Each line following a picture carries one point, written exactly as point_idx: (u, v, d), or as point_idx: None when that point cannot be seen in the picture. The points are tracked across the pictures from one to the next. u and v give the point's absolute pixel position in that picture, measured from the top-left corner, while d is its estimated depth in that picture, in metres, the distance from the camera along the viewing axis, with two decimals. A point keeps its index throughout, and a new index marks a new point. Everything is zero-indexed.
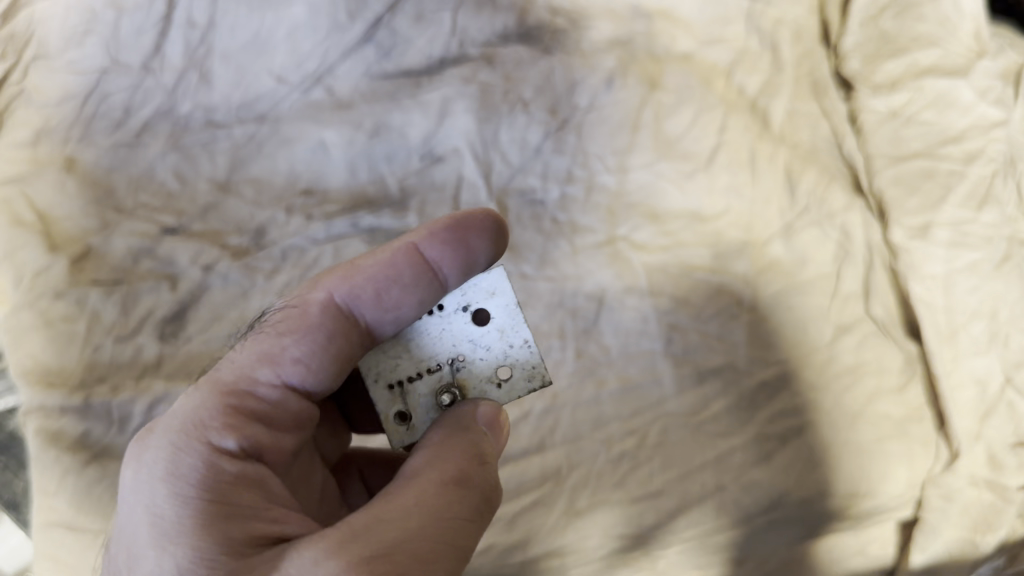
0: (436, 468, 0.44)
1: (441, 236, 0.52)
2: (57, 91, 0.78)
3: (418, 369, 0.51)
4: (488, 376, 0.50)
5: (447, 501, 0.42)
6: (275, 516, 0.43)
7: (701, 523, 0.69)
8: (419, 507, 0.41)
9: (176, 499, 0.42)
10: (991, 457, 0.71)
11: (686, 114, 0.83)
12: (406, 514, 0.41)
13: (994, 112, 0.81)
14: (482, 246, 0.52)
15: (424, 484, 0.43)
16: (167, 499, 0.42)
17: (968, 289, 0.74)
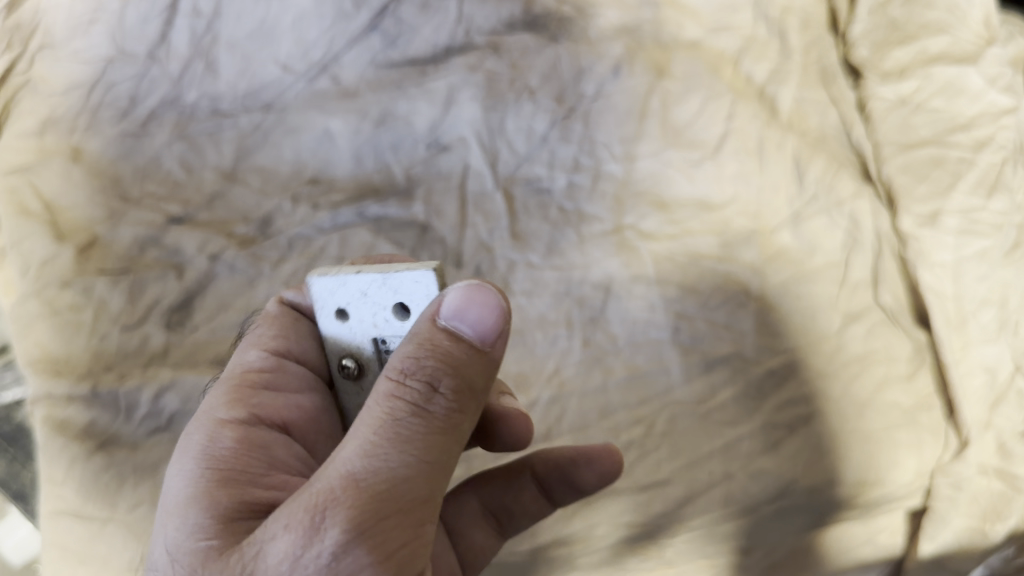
0: (399, 379, 0.41)
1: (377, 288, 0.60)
2: (63, 80, 0.80)
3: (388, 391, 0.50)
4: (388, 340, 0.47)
5: (405, 419, 0.40)
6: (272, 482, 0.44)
7: (708, 511, 0.68)
8: (377, 429, 0.40)
9: (185, 480, 0.43)
10: (1002, 446, 0.71)
11: (694, 102, 0.83)
12: (361, 439, 0.40)
13: (1005, 99, 0.80)
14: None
15: (380, 399, 0.41)
16: (177, 479, 0.44)
17: (977, 277, 0.74)
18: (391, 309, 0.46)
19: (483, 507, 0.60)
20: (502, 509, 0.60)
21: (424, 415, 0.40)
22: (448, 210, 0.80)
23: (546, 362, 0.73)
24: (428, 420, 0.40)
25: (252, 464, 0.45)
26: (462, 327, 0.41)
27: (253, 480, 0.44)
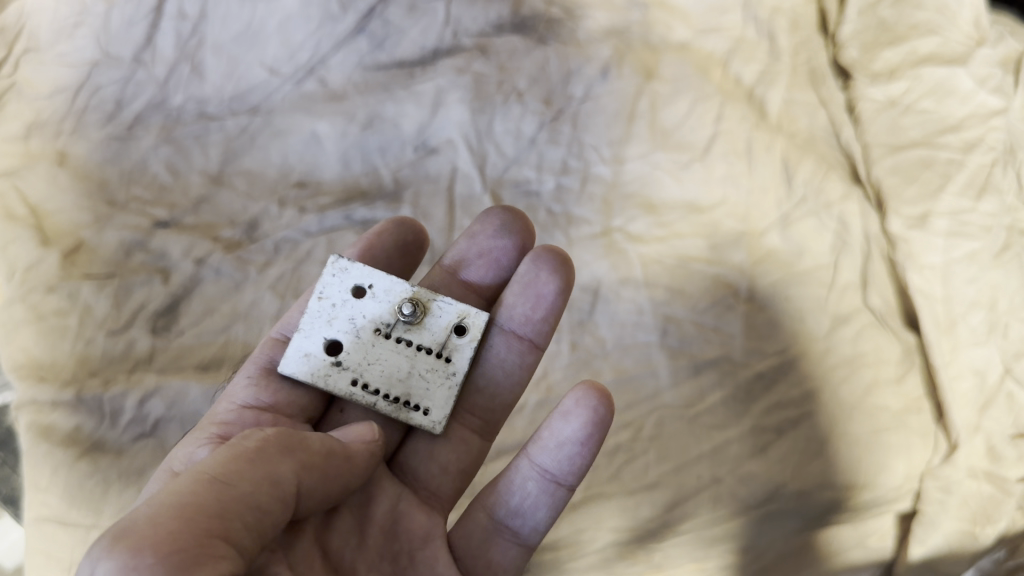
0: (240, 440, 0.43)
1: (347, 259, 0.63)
2: (47, 85, 0.79)
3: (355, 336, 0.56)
4: (404, 325, 0.56)
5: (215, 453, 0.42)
6: None
7: (699, 515, 0.67)
8: (237, 458, 0.41)
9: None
10: (991, 449, 0.70)
11: (683, 104, 0.83)
12: (226, 463, 0.40)
13: (995, 100, 0.80)
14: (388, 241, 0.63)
15: (262, 443, 0.42)
16: None
17: (967, 279, 0.73)
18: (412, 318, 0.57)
19: (491, 519, 0.55)
20: (511, 516, 0.55)
21: (258, 456, 0.41)
22: (436, 215, 0.79)
23: None
24: (237, 453, 0.41)
25: None
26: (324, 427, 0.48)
27: None
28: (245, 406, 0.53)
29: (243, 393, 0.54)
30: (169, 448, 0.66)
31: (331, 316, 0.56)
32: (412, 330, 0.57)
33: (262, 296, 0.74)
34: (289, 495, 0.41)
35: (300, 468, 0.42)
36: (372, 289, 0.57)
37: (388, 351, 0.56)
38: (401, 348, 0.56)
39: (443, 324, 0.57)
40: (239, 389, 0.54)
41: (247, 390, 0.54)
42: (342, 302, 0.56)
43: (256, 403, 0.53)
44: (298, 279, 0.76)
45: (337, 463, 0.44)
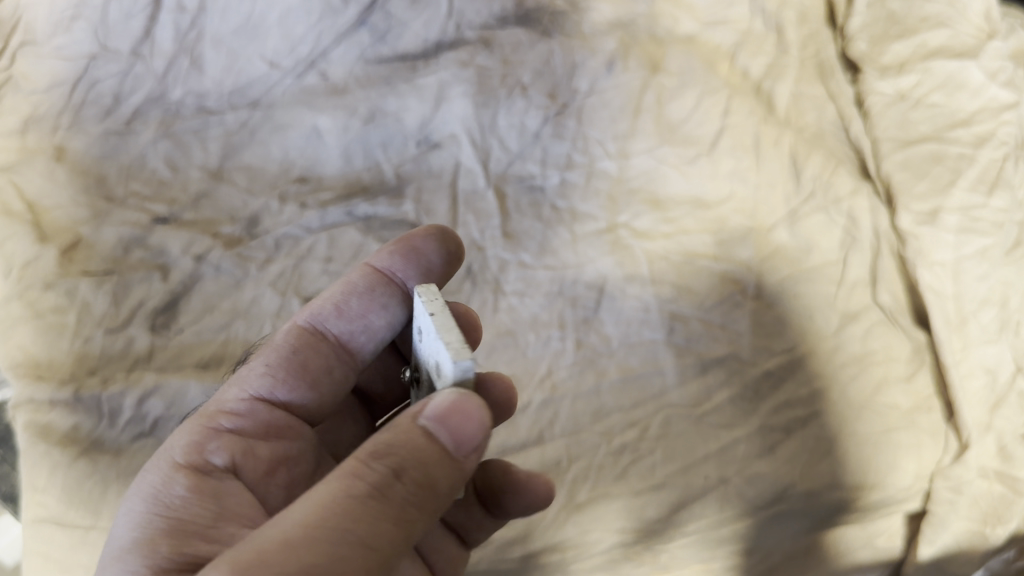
0: (363, 462, 0.38)
1: (389, 250, 0.58)
2: (45, 78, 0.80)
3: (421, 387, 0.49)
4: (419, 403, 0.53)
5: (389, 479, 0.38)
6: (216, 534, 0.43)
7: (705, 515, 0.67)
8: (325, 509, 0.36)
9: (130, 517, 0.45)
10: (1002, 449, 0.69)
11: (689, 97, 0.82)
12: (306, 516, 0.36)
13: (1006, 94, 0.77)
14: (433, 250, 0.59)
15: (340, 483, 0.37)
16: (127, 522, 0.44)
17: (978, 277, 0.72)
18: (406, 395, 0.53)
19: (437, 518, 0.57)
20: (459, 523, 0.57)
21: (330, 496, 0.36)
22: (439, 210, 0.78)
23: (538, 364, 0.71)
24: (385, 506, 0.37)
25: (202, 515, 0.44)
26: (442, 432, 0.39)
27: (198, 531, 0.43)
28: (256, 397, 0.52)
29: (257, 382, 0.53)
30: None
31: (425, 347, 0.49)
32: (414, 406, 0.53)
33: (262, 293, 0.73)
34: (406, 523, 0.38)
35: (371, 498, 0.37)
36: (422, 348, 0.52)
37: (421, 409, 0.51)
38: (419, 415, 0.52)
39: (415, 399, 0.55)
40: (253, 375, 0.53)
41: (262, 381, 0.53)
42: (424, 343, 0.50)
43: (269, 395, 0.52)
44: (299, 275, 0.74)
45: (436, 477, 0.39)
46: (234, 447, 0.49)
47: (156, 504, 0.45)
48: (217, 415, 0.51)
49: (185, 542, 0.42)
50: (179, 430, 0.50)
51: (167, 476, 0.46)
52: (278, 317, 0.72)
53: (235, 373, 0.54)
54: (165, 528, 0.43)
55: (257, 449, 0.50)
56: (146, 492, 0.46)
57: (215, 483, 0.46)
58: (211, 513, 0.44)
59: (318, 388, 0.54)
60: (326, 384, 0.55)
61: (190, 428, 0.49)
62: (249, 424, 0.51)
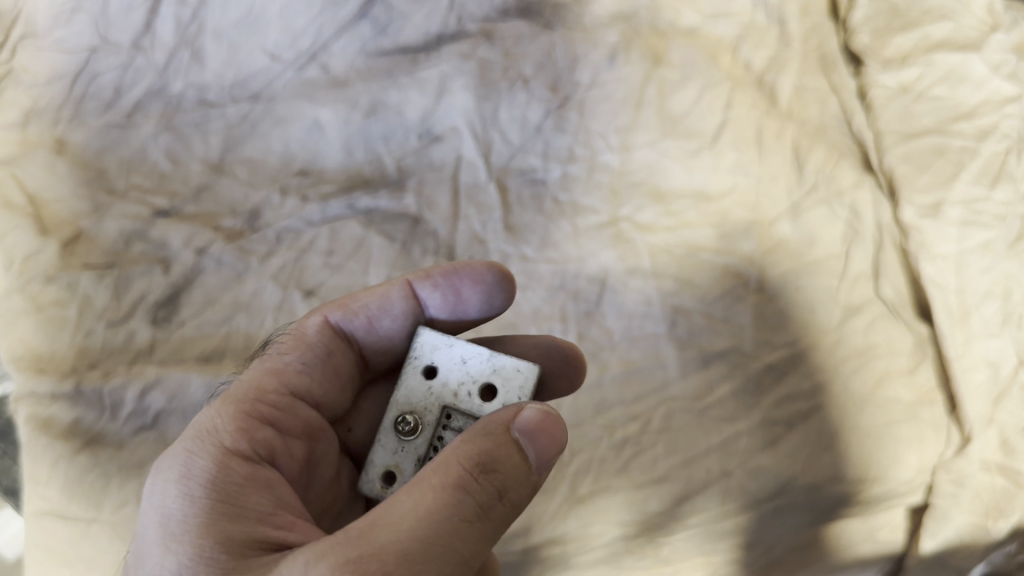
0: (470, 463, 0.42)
1: (435, 279, 0.58)
2: (45, 71, 0.79)
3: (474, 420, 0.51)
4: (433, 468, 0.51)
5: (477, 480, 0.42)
6: (278, 522, 0.44)
7: (707, 508, 0.66)
8: (425, 518, 0.40)
9: (185, 498, 0.44)
10: (1004, 442, 0.69)
11: (691, 90, 0.81)
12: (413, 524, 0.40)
13: (1009, 86, 0.78)
14: (477, 296, 0.59)
15: (440, 492, 0.41)
16: (178, 500, 0.44)
17: (980, 270, 0.72)
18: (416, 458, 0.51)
19: None
20: None
21: (436, 504, 0.41)
22: (441, 204, 0.78)
23: None
24: (482, 524, 0.42)
25: (260, 505, 0.45)
26: (530, 448, 0.44)
27: (260, 516, 0.44)
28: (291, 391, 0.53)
29: (293, 376, 0.53)
30: (169, 440, 0.65)
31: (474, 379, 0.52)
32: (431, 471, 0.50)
33: (264, 286, 0.73)
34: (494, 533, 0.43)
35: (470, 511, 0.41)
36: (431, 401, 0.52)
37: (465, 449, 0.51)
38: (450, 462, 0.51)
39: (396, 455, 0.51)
40: (290, 368, 0.54)
41: (297, 375, 0.54)
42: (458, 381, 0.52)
43: (303, 392, 0.54)
44: (301, 268, 0.74)
45: (521, 493, 0.44)
46: (279, 440, 0.49)
47: (209, 485, 0.45)
48: (258, 400, 0.51)
49: (250, 524, 0.43)
50: (219, 410, 0.49)
51: (219, 460, 0.46)
52: (280, 310, 0.72)
53: (264, 359, 0.54)
54: (229, 513, 0.44)
55: (295, 448, 0.51)
56: (199, 475, 0.45)
57: (264, 473, 0.47)
58: (268, 502, 0.45)
59: (340, 392, 0.56)
60: (346, 390, 0.57)
61: (232, 410, 0.49)
62: (287, 415, 0.51)
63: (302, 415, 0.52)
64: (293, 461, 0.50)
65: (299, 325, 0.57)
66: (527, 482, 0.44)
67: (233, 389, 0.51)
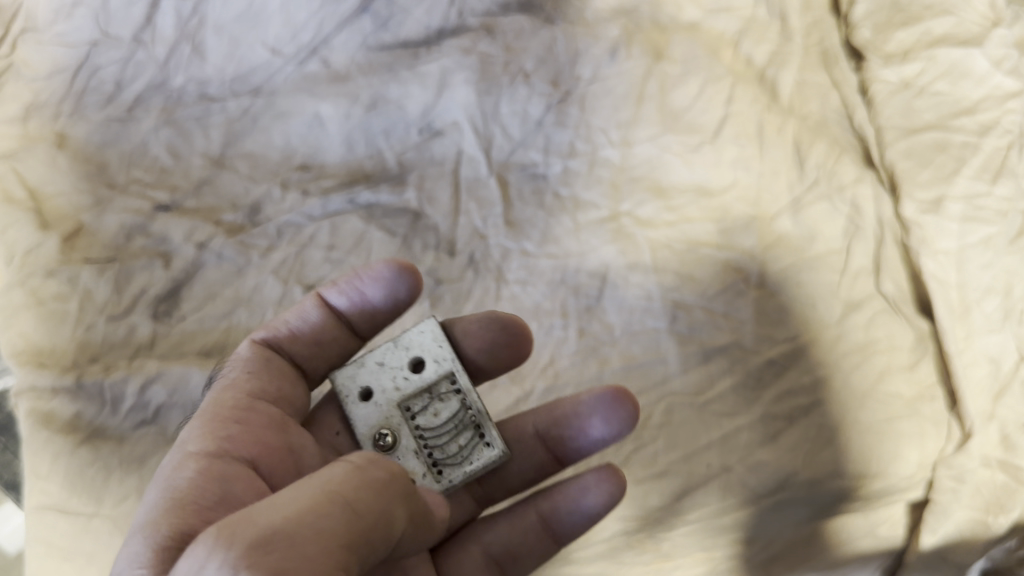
0: (362, 461, 0.41)
1: (338, 286, 0.58)
2: (46, 65, 0.80)
3: (421, 392, 0.57)
4: (424, 469, 0.55)
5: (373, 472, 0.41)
6: (240, 512, 0.44)
7: (707, 504, 0.67)
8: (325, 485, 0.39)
9: (150, 506, 0.44)
10: (1005, 438, 0.68)
11: (693, 85, 0.81)
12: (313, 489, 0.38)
13: (1011, 82, 0.76)
14: (379, 291, 0.58)
15: (339, 472, 0.40)
16: (147, 506, 0.44)
17: (982, 265, 0.72)
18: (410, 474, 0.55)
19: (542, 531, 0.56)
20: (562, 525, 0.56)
21: (339, 475, 0.40)
22: (442, 198, 0.78)
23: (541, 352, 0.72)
24: (383, 499, 0.40)
25: (215, 496, 0.44)
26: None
27: (217, 503, 0.43)
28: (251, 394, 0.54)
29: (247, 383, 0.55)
30: (170, 435, 0.65)
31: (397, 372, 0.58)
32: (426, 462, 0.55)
33: (265, 281, 0.73)
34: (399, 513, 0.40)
35: (376, 484, 0.40)
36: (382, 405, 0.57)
37: (430, 418, 0.57)
38: (425, 439, 0.56)
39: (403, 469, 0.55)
40: (239, 378, 0.55)
41: (249, 381, 0.55)
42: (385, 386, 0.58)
43: (262, 393, 0.55)
44: (302, 263, 0.74)
45: (416, 507, 0.42)
46: (246, 436, 0.50)
47: (172, 486, 0.45)
48: (222, 407, 0.51)
49: (208, 512, 0.43)
50: (191, 427, 0.50)
51: (180, 463, 0.46)
52: (281, 306, 0.72)
53: (217, 381, 0.56)
54: (181, 503, 0.43)
55: (269, 440, 0.51)
56: (165, 479, 0.45)
57: (230, 467, 0.47)
58: (218, 494, 0.44)
59: (293, 389, 0.58)
60: (297, 386, 0.58)
61: (206, 422, 0.50)
62: (253, 415, 0.52)
63: (267, 413, 0.53)
64: (269, 451, 0.50)
65: (230, 360, 0.58)
66: (417, 500, 0.43)
67: (201, 407, 0.52)
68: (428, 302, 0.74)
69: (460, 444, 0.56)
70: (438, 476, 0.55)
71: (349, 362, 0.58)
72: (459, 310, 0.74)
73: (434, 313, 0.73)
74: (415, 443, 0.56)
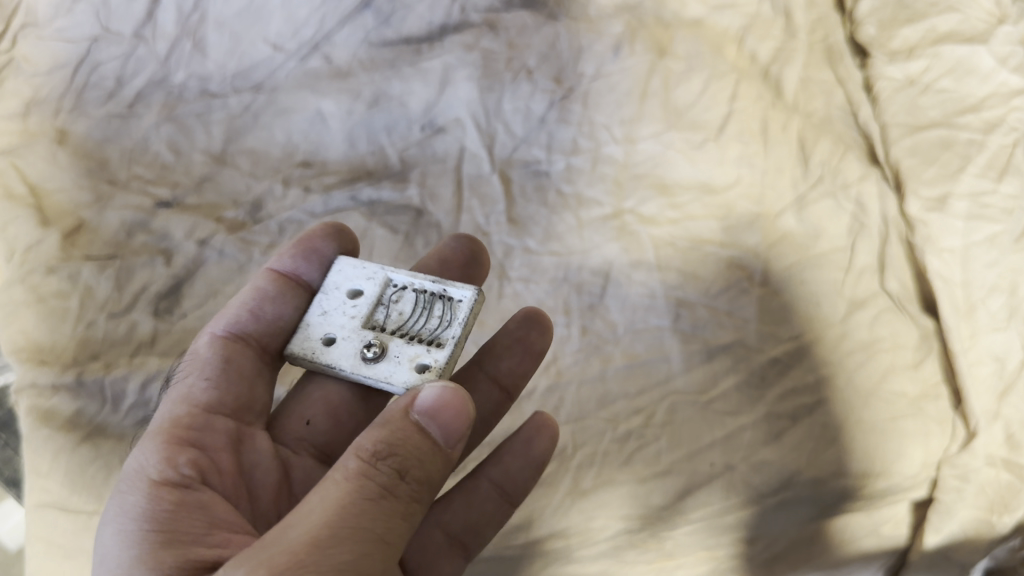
0: (374, 440, 0.42)
1: (288, 253, 0.59)
2: (47, 60, 0.80)
3: (372, 305, 0.55)
4: (417, 350, 0.52)
5: (382, 465, 0.41)
6: (214, 540, 0.43)
7: (710, 502, 0.66)
8: (341, 508, 0.40)
9: (122, 536, 0.43)
10: (1010, 437, 0.68)
11: (696, 82, 0.81)
12: (329, 515, 0.39)
13: (1017, 79, 0.76)
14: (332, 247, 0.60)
15: (345, 481, 0.41)
16: (115, 540, 0.43)
17: (987, 264, 0.71)
18: (412, 367, 0.51)
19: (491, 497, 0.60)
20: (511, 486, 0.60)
21: (354, 476, 0.41)
22: (444, 195, 0.78)
23: None
24: (393, 505, 0.41)
25: (192, 528, 0.44)
26: (433, 427, 0.43)
27: (195, 539, 0.43)
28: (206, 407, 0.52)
29: (203, 394, 0.52)
30: None
31: (341, 308, 0.55)
32: (416, 343, 0.52)
33: None
34: (411, 509, 0.42)
35: (383, 488, 0.41)
36: (348, 334, 0.54)
37: (395, 315, 0.54)
38: (399, 333, 0.53)
39: (406, 360, 0.51)
40: (198, 389, 0.53)
41: (207, 391, 0.53)
42: (338, 323, 0.55)
43: (219, 404, 0.53)
44: None
45: (432, 472, 0.43)
46: (206, 459, 0.48)
47: (141, 518, 0.44)
48: (180, 424, 0.49)
49: (183, 549, 0.42)
50: (143, 447, 0.47)
51: (147, 493, 0.45)
52: None
53: (172, 388, 0.54)
54: (162, 543, 0.43)
55: (224, 461, 0.50)
56: (131, 510, 0.44)
57: (194, 493, 0.46)
58: (199, 524, 0.44)
59: (253, 390, 0.56)
60: (257, 386, 0.56)
61: (160, 440, 0.48)
62: (207, 432, 0.50)
63: (223, 429, 0.51)
64: (227, 475, 0.49)
65: (191, 352, 0.56)
66: (437, 461, 0.43)
67: (152, 424, 0.50)
68: None
69: (433, 320, 0.53)
70: (440, 343, 0.51)
71: (301, 329, 0.55)
72: None
73: None
74: (398, 338, 0.53)
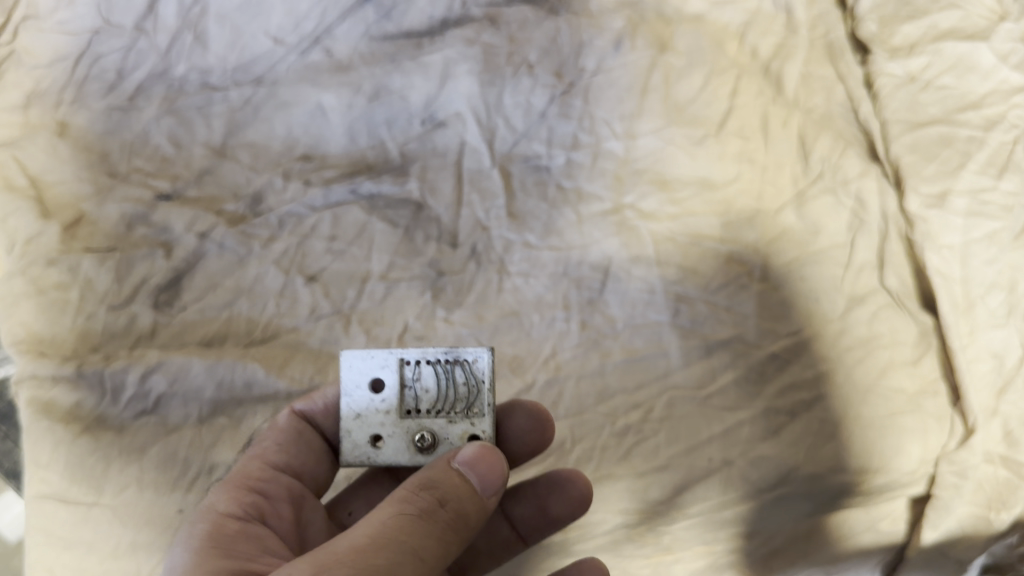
0: (421, 479, 0.46)
1: None
2: (49, 52, 0.80)
3: (401, 394, 0.52)
4: (462, 425, 0.52)
5: (422, 494, 0.45)
6: (264, 561, 0.49)
7: (707, 498, 0.67)
8: (380, 526, 0.43)
9: (186, 551, 0.50)
10: (1008, 434, 0.68)
11: (697, 78, 0.81)
12: (370, 529, 0.43)
13: (1017, 77, 0.77)
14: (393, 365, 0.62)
15: (391, 504, 0.45)
16: (178, 556, 0.50)
17: (985, 261, 0.71)
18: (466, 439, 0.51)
19: None
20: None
21: (398, 500, 0.45)
22: (444, 190, 0.78)
23: (542, 344, 0.72)
24: (429, 526, 0.44)
25: (246, 552, 0.50)
26: (472, 475, 0.46)
27: (247, 557, 0.49)
28: (272, 466, 0.58)
29: (271, 454, 0.59)
30: (170, 425, 0.65)
31: (372, 407, 0.52)
32: (462, 418, 0.51)
33: (266, 271, 0.73)
34: (446, 532, 0.45)
35: (423, 512, 0.44)
36: (394, 429, 0.52)
37: (428, 397, 0.51)
38: (440, 416, 0.51)
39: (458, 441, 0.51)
40: (270, 450, 0.59)
41: (275, 453, 0.59)
42: (377, 423, 0.52)
43: (281, 467, 0.59)
44: (304, 253, 0.74)
45: (467, 515, 0.46)
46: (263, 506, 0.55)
47: (202, 538, 0.51)
48: (246, 478, 0.57)
49: (235, 560, 0.49)
50: (217, 494, 0.55)
51: (216, 522, 0.52)
52: (282, 296, 0.72)
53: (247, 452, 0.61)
54: (217, 553, 0.49)
55: (283, 512, 0.56)
56: (198, 534, 0.51)
57: (250, 529, 0.52)
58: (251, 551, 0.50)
59: (319, 466, 0.61)
60: (322, 465, 0.61)
61: (229, 488, 0.56)
62: (270, 489, 0.57)
63: (283, 485, 0.57)
64: (284, 522, 0.56)
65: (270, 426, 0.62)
66: (477, 507, 0.46)
67: (228, 477, 0.57)
68: (430, 294, 0.73)
69: (461, 390, 0.51)
70: (482, 414, 0.51)
71: (344, 442, 0.52)
72: (461, 302, 0.73)
73: (436, 305, 0.73)
74: (441, 418, 0.51)
